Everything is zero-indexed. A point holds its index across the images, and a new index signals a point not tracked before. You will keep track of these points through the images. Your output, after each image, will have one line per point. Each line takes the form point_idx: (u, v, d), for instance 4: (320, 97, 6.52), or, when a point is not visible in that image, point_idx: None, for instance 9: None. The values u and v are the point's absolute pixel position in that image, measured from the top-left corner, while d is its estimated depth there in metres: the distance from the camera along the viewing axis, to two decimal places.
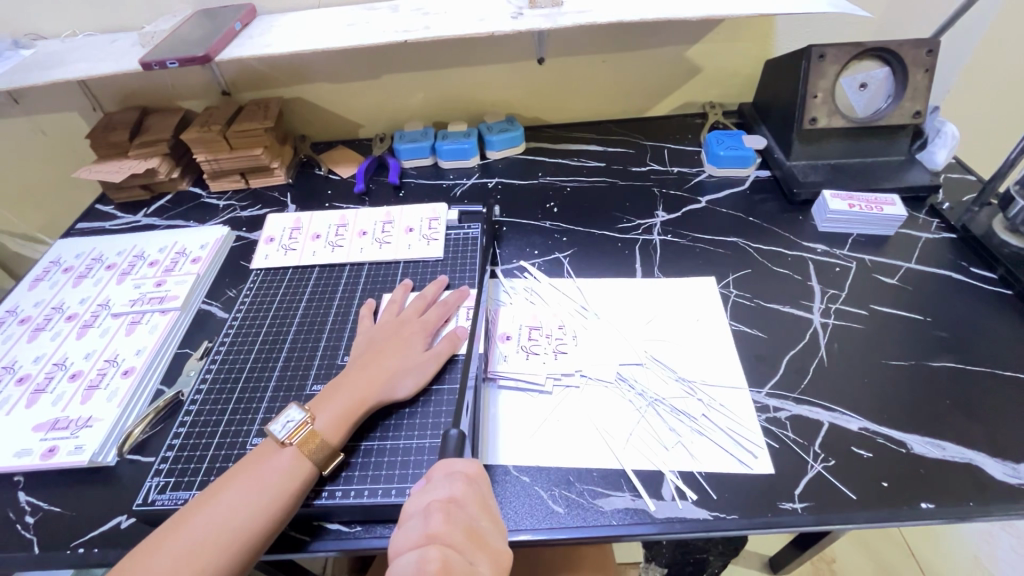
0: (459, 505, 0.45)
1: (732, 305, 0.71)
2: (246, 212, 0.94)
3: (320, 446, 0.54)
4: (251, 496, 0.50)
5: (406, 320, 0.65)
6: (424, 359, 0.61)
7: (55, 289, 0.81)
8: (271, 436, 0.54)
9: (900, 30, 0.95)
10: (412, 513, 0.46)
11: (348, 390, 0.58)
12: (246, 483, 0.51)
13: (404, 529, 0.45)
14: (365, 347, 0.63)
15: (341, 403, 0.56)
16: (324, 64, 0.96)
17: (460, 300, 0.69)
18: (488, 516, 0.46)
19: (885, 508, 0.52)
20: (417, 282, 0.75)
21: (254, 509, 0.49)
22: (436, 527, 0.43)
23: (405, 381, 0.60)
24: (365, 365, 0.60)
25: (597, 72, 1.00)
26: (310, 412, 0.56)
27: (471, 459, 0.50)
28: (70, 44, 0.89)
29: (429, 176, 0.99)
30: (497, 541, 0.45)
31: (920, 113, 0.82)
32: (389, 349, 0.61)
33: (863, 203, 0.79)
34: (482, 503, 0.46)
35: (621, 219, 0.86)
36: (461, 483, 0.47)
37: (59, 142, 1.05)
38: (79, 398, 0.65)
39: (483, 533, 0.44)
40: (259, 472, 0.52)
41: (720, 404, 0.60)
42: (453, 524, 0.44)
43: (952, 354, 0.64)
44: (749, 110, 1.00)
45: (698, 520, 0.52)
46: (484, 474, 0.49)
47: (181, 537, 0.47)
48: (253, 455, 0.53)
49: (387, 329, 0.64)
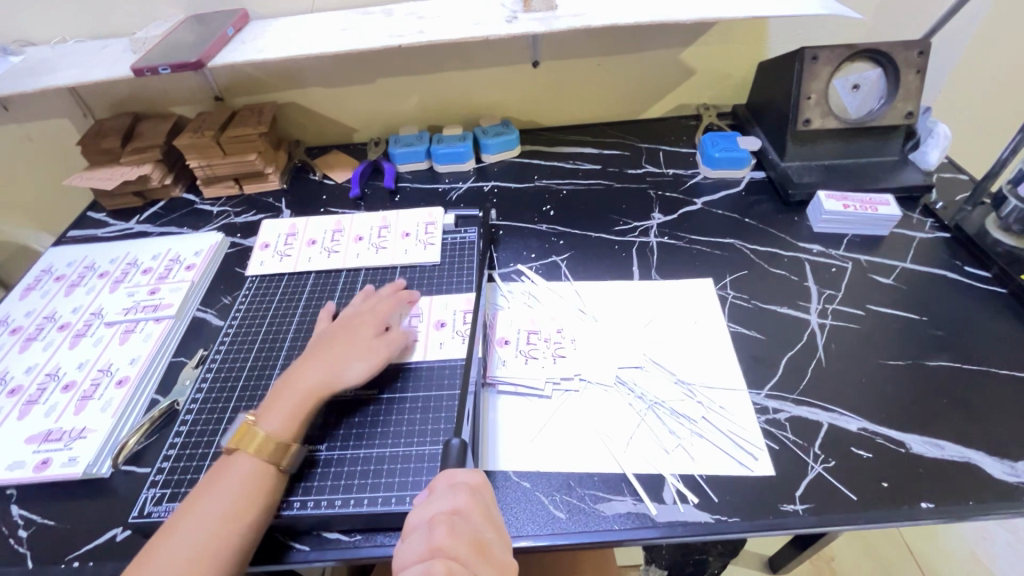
0: (463, 517, 0.45)
1: (729, 307, 0.71)
2: (241, 218, 0.94)
3: (277, 445, 0.54)
4: (220, 507, 0.50)
5: (353, 316, 0.65)
6: (369, 347, 0.61)
7: (47, 298, 0.80)
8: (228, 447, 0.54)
9: (892, 31, 0.95)
10: (415, 525, 0.45)
11: (293, 387, 0.57)
12: (213, 496, 0.51)
13: (408, 542, 0.44)
14: (313, 345, 0.63)
15: (286, 402, 0.56)
16: (318, 69, 0.96)
17: (409, 296, 0.69)
18: (493, 527, 0.46)
19: (885, 508, 0.52)
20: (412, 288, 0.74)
21: (221, 517, 0.49)
22: (441, 540, 0.43)
23: (352, 371, 0.59)
24: (311, 361, 0.60)
25: (591, 75, 1.00)
26: (257, 416, 0.56)
27: (474, 469, 0.50)
28: (60, 51, 0.88)
29: (424, 180, 0.99)
30: (502, 552, 0.45)
31: (912, 113, 0.83)
32: (333, 344, 0.61)
33: (858, 203, 0.80)
34: (486, 513, 0.46)
35: (617, 221, 0.86)
36: (466, 494, 0.46)
37: (50, 149, 1.04)
38: (72, 408, 0.65)
39: (488, 544, 0.44)
40: (224, 484, 0.51)
41: (720, 406, 0.60)
42: (458, 536, 0.43)
43: (948, 353, 0.65)
44: (744, 111, 1.01)
45: (700, 524, 0.52)
46: (488, 484, 0.49)
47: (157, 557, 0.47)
48: (218, 468, 0.53)
49: (334, 325, 0.64)
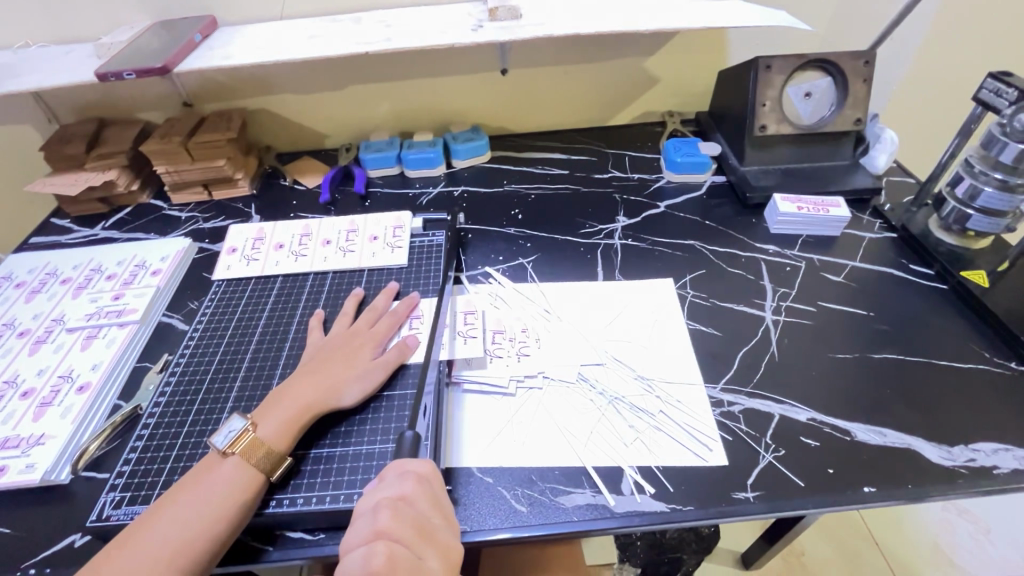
0: (408, 502, 0.46)
1: (689, 305, 0.74)
2: (209, 223, 0.94)
3: (267, 453, 0.54)
4: (198, 508, 0.50)
5: (357, 331, 0.66)
6: (372, 366, 0.61)
7: (6, 305, 0.79)
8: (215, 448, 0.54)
9: (842, 43, 1.00)
10: (362, 511, 0.46)
11: (292, 398, 0.57)
12: (191, 496, 0.51)
13: (354, 527, 0.45)
14: (314, 357, 0.63)
15: (284, 411, 0.56)
16: (287, 76, 0.97)
17: (409, 309, 0.70)
18: (439, 512, 0.47)
19: (831, 493, 0.54)
20: (369, 291, 0.75)
21: (200, 518, 0.49)
22: (384, 523, 0.44)
23: (352, 388, 0.59)
24: (311, 374, 0.60)
25: (559, 82, 1.02)
26: (252, 421, 0.55)
27: (424, 458, 0.51)
28: (23, 56, 0.87)
29: (396, 185, 1.00)
30: (447, 536, 0.46)
31: (860, 120, 0.87)
32: (336, 359, 0.62)
33: (810, 205, 0.83)
34: (433, 500, 0.47)
35: (584, 224, 0.89)
36: (413, 481, 0.48)
37: (12, 155, 1.02)
38: (31, 415, 0.64)
39: (433, 528, 0.45)
40: (205, 484, 0.51)
41: (677, 400, 0.63)
42: (402, 520, 0.45)
43: (893, 346, 0.68)
44: (705, 118, 1.04)
45: (656, 513, 0.53)
46: (437, 473, 0.50)
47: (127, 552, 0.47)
48: (200, 468, 0.53)
49: (338, 339, 0.65)
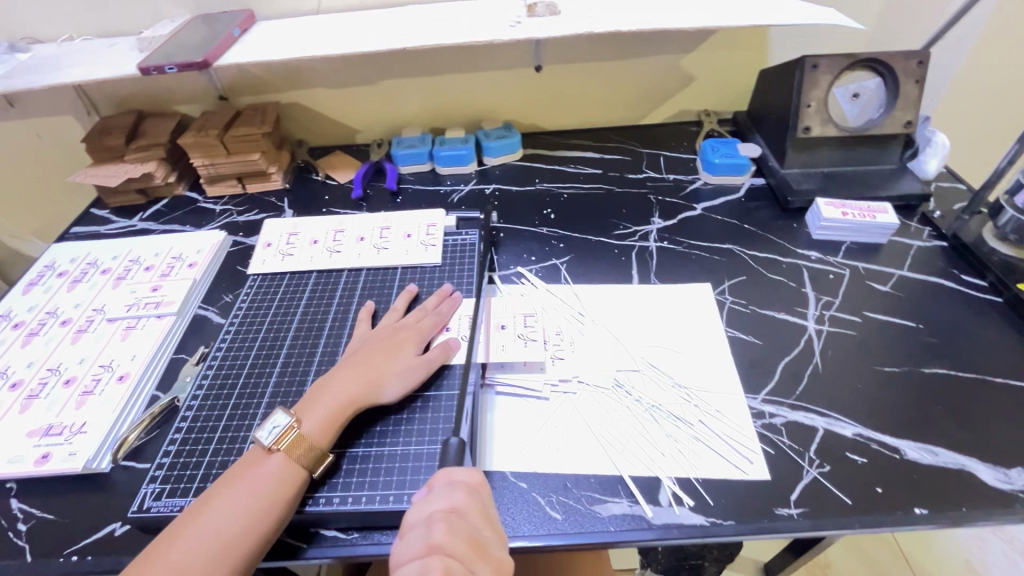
0: (460, 515, 0.46)
1: (727, 312, 0.72)
2: (243, 217, 0.94)
3: (309, 449, 0.54)
4: (242, 503, 0.50)
5: (402, 326, 0.66)
6: (415, 364, 0.61)
7: (49, 294, 0.81)
8: (258, 443, 0.54)
9: (891, 42, 0.96)
10: (413, 523, 0.46)
11: (335, 390, 0.58)
12: (238, 491, 0.51)
13: (405, 540, 0.45)
14: (359, 349, 0.63)
15: (328, 405, 0.56)
16: (321, 70, 0.97)
17: (454, 307, 0.70)
18: (490, 526, 0.46)
19: (880, 513, 0.52)
20: (421, 287, 0.75)
21: (248, 513, 0.50)
22: (438, 537, 0.44)
23: (394, 386, 0.60)
24: (354, 368, 0.60)
25: (594, 80, 1.01)
26: (297, 416, 0.56)
27: (471, 467, 0.50)
28: (67, 49, 0.89)
29: (426, 182, 0.99)
30: (499, 551, 0.45)
31: (912, 122, 0.83)
32: (379, 352, 0.62)
33: (856, 211, 0.80)
34: (483, 512, 0.47)
35: (618, 225, 0.87)
36: (463, 492, 0.47)
37: (55, 146, 1.04)
38: (74, 403, 0.65)
39: (485, 542, 0.45)
40: (248, 480, 0.52)
41: (716, 409, 0.61)
42: (455, 534, 0.44)
43: (944, 360, 0.65)
44: (744, 118, 1.01)
45: (695, 526, 0.52)
46: (485, 482, 0.50)
47: (176, 548, 0.47)
48: (244, 463, 0.53)
49: (383, 333, 0.65)
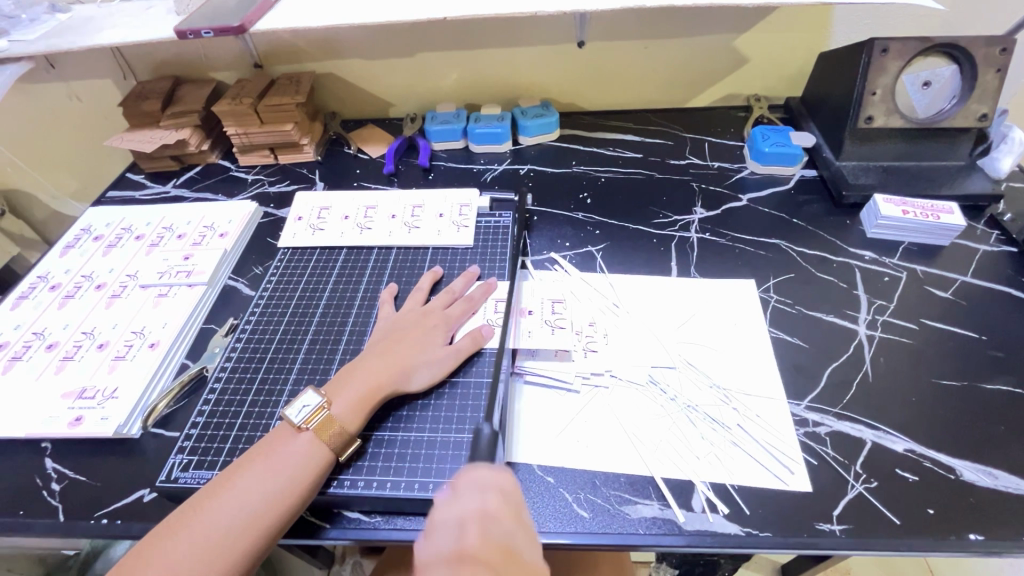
0: (493, 520, 0.42)
1: (771, 311, 0.68)
2: (274, 188, 0.94)
3: (338, 431, 0.53)
4: (266, 482, 0.49)
5: (430, 312, 0.64)
6: (443, 352, 0.60)
7: (85, 258, 0.82)
8: (287, 421, 0.53)
9: (968, 27, 0.88)
10: (441, 524, 0.43)
11: (363, 373, 0.57)
12: (264, 466, 0.50)
13: (433, 544, 0.42)
14: (388, 333, 0.62)
15: (358, 388, 0.56)
16: (358, 39, 0.94)
17: (486, 295, 0.68)
18: (525, 534, 0.43)
19: (930, 537, 0.49)
20: (446, 270, 0.73)
21: (272, 492, 0.49)
22: (469, 547, 0.40)
23: (421, 373, 0.59)
24: (383, 353, 0.59)
25: (638, 59, 0.96)
26: (327, 396, 0.55)
27: (501, 470, 0.47)
28: (107, 11, 0.88)
29: (460, 159, 0.96)
30: (535, 559, 0.42)
31: (987, 116, 0.76)
32: (407, 338, 0.61)
33: (918, 209, 0.75)
34: (517, 516, 0.44)
35: (657, 214, 0.83)
36: (496, 498, 0.44)
37: (92, 109, 1.05)
38: (106, 368, 0.66)
39: (521, 550, 0.42)
40: (275, 457, 0.51)
41: (756, 414, 0.58)
42: (489, 542, 0.41)
43: (1008, 376, 0.60)
44: (797, 105, 0.95)
45: (728, 535, 0.50)
46: (517, 488, 0.46)
47: (199, 520, 0.47)
48: (270, 443, 0.53)
49: (410, 319, 0.64)
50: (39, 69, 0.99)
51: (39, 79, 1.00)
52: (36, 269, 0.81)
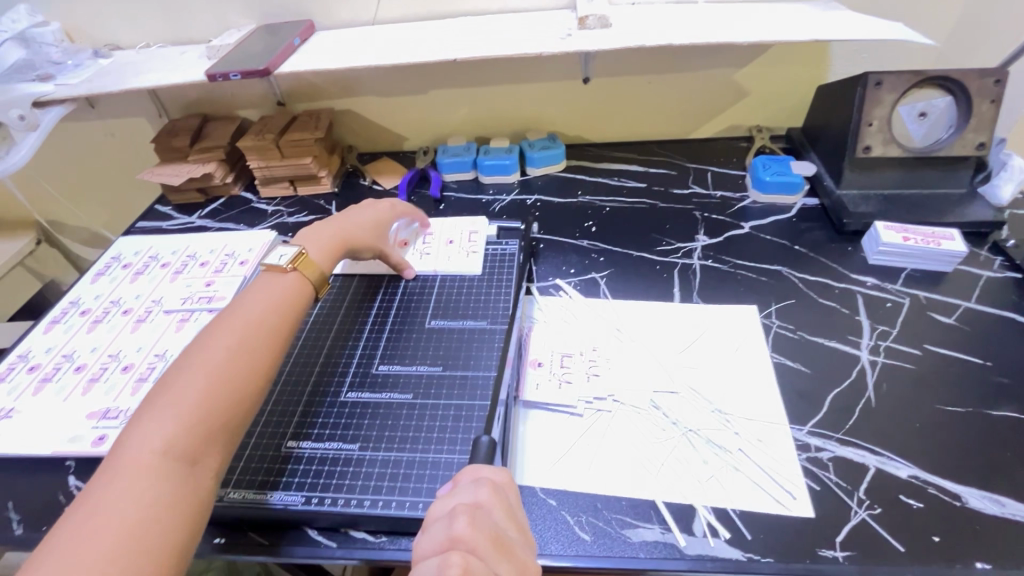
0: (485, 511, 0.45)
1: (774, 336, 0.69)
2: (293, 218, 0.98)
3: (318, 271, 0.65)
4: (204, 386, 0.50)
5: (376, 213, 0.78)
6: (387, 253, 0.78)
7: (114, 284, 0.86)
8: (270, 267, 0.64)
9: (965, 60, 0.91)
10: (437, 516, 0.45)
11: (329, 233, 0.71)
12: (231, 316, 0.57)
13: (429, 532, 0.44)
14: (345, 216, 0.75)
15: (327, 240, 0.70)
16: (374, 78, 1.00)
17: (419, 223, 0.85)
18: (515, 527, 0.45)
19: (936, 565, 0.48)
20: (455, 296, 0.76)
21: (250, 322, 0.56)
22: (461, 531, 0.42)
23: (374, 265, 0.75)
24: (334, 228, 0.72)
25: (642, 93, 0.99)
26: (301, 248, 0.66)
27: (499, 468, 0.50)
28: (144, 56, 0.95)
29: (469, 190, 1.00)
30: (524, 554, 0.44)
31: (984, 144, 0.78)
32: (359, 238, 0.73)
33: (919, 236, 0.76)
34: (509, 510, 0.46)
35: (660, 241, 0.85)
36: (489, 490, 0.46)
37: (126, 144, 1.11)
38: (129, 389, 0.69)
39: (510, 542, 0.44)
40: (241, 310, 0.58)
41: (758, 439, 0.59)
42: (479, 529, 0.43)
43: (1016, 403, 0.60)
44: (798, 135, 0.98)
45: (731, 561, 0.50)
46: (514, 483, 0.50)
47: (174, 389, 0.49)
48: (184, 351, 0.54)
49: (360, 214, 0.76)
50: (81, 109, 1.06)
51: (79, 118, 1.08)
52: (69, 295, 0.85)
